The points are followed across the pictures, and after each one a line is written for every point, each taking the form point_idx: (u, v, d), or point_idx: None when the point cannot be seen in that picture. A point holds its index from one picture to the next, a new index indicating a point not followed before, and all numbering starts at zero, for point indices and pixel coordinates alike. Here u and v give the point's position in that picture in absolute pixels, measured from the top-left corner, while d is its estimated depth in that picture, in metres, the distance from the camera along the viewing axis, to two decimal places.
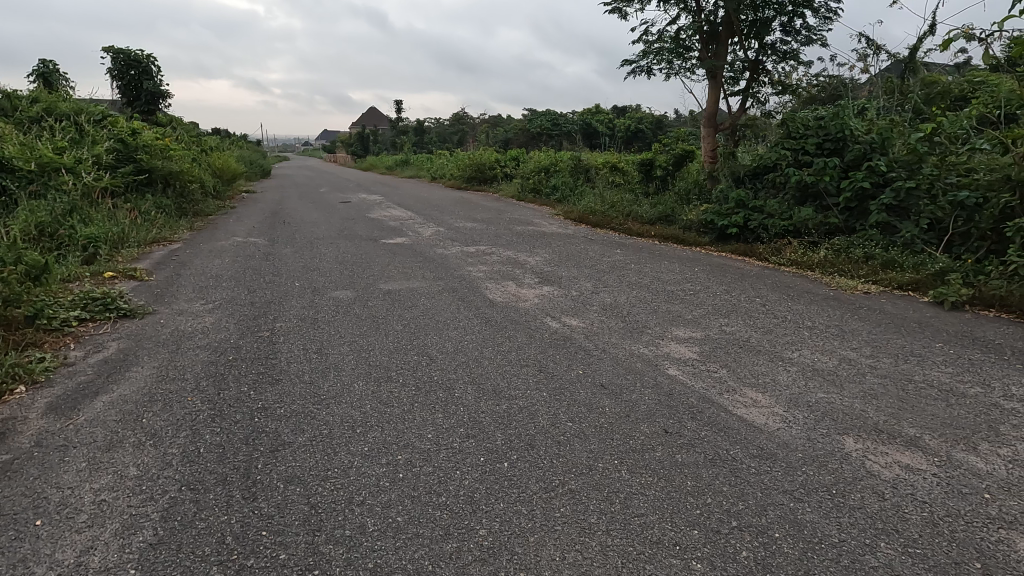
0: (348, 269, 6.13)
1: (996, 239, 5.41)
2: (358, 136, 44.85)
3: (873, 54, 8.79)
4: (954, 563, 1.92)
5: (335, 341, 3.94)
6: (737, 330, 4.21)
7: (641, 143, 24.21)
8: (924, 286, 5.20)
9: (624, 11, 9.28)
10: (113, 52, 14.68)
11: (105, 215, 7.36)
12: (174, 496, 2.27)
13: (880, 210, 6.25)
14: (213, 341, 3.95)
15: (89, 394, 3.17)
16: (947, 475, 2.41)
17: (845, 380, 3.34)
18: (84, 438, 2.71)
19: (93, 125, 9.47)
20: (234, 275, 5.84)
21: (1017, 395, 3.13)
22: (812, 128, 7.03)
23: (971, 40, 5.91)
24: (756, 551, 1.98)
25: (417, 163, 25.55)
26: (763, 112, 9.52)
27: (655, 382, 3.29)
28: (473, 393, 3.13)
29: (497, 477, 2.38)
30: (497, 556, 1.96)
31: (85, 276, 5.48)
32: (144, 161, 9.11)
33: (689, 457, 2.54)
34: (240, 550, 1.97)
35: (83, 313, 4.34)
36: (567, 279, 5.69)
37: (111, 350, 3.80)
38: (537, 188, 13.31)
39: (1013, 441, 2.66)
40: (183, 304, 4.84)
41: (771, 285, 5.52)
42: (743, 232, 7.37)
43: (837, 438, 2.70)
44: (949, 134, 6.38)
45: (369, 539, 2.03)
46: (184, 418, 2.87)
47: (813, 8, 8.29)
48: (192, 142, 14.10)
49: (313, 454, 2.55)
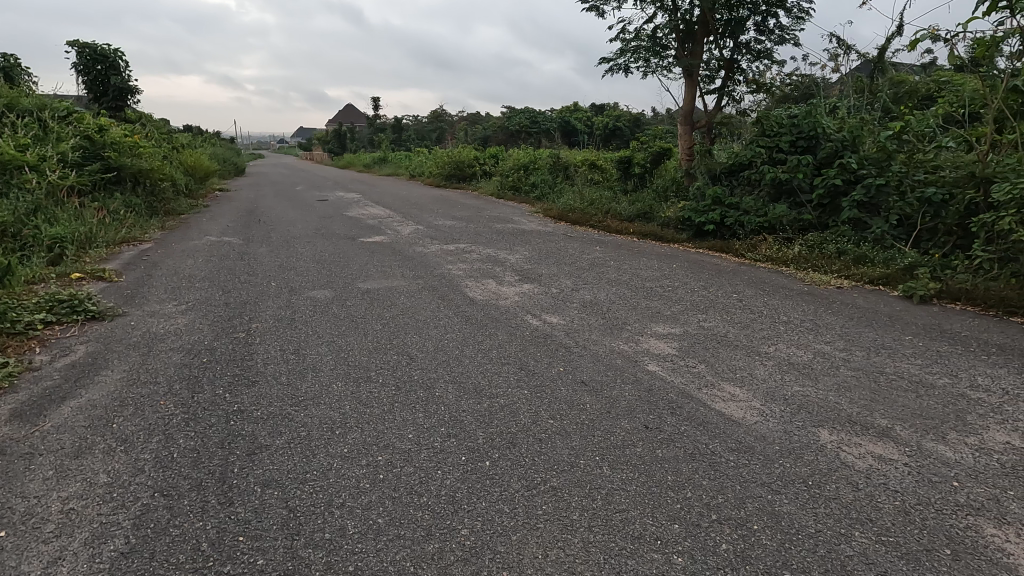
0: (325, 268, 6.06)
1: (961, 234, 5.61)
2: (334, 134, 44.25)
3: (844, 54, 8.99)
4: (925, 550, 1.97)
5: (313, 341, 3.89)
6: (714, 326, 4.26)
7: (619, 141, 24.39)
8: (894, 280, 5.34)
9: (601, 10, 9.32)
10: (77, 45, 14.23)
11: (71, 214, 7.13)
12: (146, 503, 2.21)
13: (851, 206, 6.39)
14: (187, 342, 3.86)
15: (55, 399, 3.07)
16: (918, 464, 2.47)
17: (819, 373, 3.41)
18: (51, 445, 2.62)
19: (58, 121, 9.15)
20: (207, 275, 5.72)
21: (982, 385, 3.24)
22: (786, 127, 7.16)
23: (937, 41, 6.08)
24: (736, 544, 2.00)
25: (395, 161, 25.32)
26: (738, 110, 9.67)
27: (635, 378, 3.31)
28: (454, 392, 3.11)
29: (478, 476, 2.37)
30: (479, 555, 1.95)
31: (51, 277, 5.31)
32: (112, 159, 8.87)
33: (669, 452, 2.56)
34: (217, 557, 1.93)
35: (48, 315, 4.20)
36: (547, 277, 5.70)
37: (78, 353, 3.68)
38: (516, 185, 13.30)
39: (979, 430, 2.75)
40: (155, 305, 4.72)
41: (747, 281, 5.61)
42: (719, 228, 7.47)
43: (813, 430, 2.75)
44: (917, 132, 6.57)
45: (350, 542, 2.00)
46: (157, 422, 2.80)
47: (785, 9, 8.44)
48: (162, 139, 13.76)
49: (292, 456, 2.50)
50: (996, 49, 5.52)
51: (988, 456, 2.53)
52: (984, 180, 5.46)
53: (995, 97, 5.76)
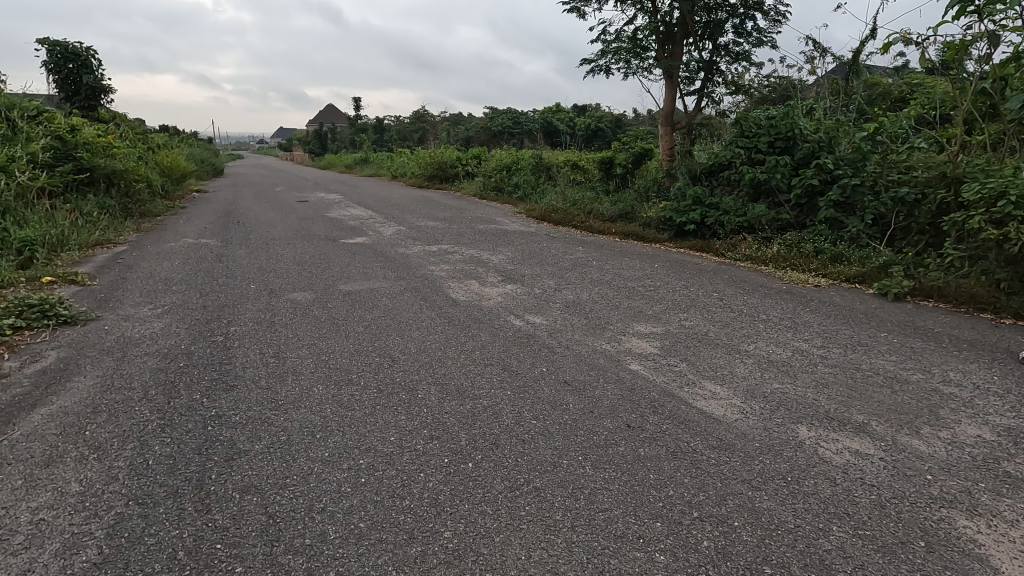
0: (306, 269, 5.99)
1: (933, 233, 5.75)
2: (315, 134, 43.78)
3: (820, 57, 9.13)
4: (900, 543, 2.01)
5: (294, 344, 3.84)
6: (695, 325, 4.30)
7: (601, 142, 24.60)
8: (870, 278, 5.45)
9: (582, 11, 9.35)
10: (48, 43, 13.84)
11: (42, 216, 6.95)
12: (120, 512, 2.15)
13: (828, 205, 6.50)
14: (163, 347, 3.79)
15: (25, 407, 2.98)
16: (893, 459, 2.52)
17: (798, 371, 3.46)
18: (20, 454, 2.54)
19: (28, 121, 8.87)
20: (185, 278, 5.61)
21: (954, 380, 3.32)
22: (764, 127, 7.25)
23: (909, 44, 6.22)
24: (718, 540, 2.02)
25: (377, 161, 25.19)
26: (717, 111, 9.80)
27: (618, 377, 3.33)
28: (437, 394, 3.10)
29: (461, 478, 2.36)
30: (462, 557, 1.94)
31: (21, 281, 5.17)
32: (85, 160, 8.66)
33: (652, 450, 2.58)
34: (194, 565, 1.89)
35: (18, 321, 4.08)
36: (530, 278, 5.71)
37: (49, 359, 3.59)
38: (499, 186, 13.29)
39: (952, 424, 2.81)
40: (130, 309, 4.62)
41: (727, 280, 5.67)
42: (700, 228, 7.55)
43: (792, 427, 2.79)
44: (890, 133, 6.71)
45: (331, 548, 1.98)
46: (132, 429, 2.74)
47: (763, 11, 8.54)
48: (137, 140, 13.47)
49: (272, 462, 2.46)
50: (965, 53, 5.67)
51: (960, 450, 2.59)
52: (955, 180, 5.61)
53: (965, 99, 5.91)
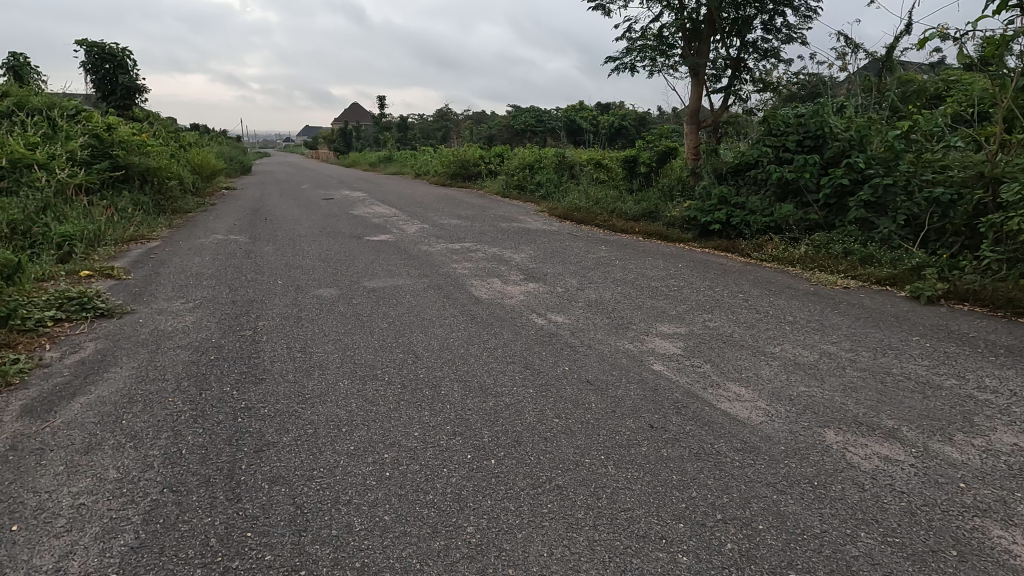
0: (332, 266, 6.07)
1: (969, 235, 5.59)
2: (340, 133, 44.39)
3: (852, 53, 8.94)
4: (931, 551, 1.97)
5: (320, 339, 3.91)
6: (720, 326, 4.26)
7: (624, 140, 24.44)
8: (901, 281, 5.32)
9: (607, 9, 9.30)
10: (86, 44, 14.30)
11: (80, 212, 7.20)
12: (156, 499, 2.23)
13: (858, 206, 6.35)
14: (194, 340, 3.89)
15: (66, 395, 3.10)
16: (924, 465, 2.46)
17: (825, 373, 3.40)
18: (61, 441, 2.65)
19: (67, 120, 9.20)
20: (215, 273, 5.75)
21: (990, 387, 3.22)
22: (792, 126, 7.13)
23: (946, 40, 6.04)
24: (741, 543, 2.01)
25: (401, 159, 25.40)
26: (744, 109, 9.66)
27: (641, 378, 3.32)
28: (460, 391, 3.12)
29: (484, 474, 2.39)
30: (485, 552, 1.96)
31: (60, 275, 5.37)
32: (120, 157, 8.94)
33: (675, 451, 2.56)
34: (225, 552, 1.95)
35: (58, 313, 4.24)
36: (552, 277, 5.69)
37: (87, 351, 3.72)
38: (521, 184, 13.30)
39: (987, 432, 2.73)
40: (163, 303, 4.75)
41: (753, 281, 5.59)
42: (725, 228, 7.43)
43: (819, 431, 2.74)
44: (925, 132, 6.52)
45: (356, 539, 2.02)
46: (166, 418, 2.83)
47: (793, 7, 8.39)
48: (170, 138, 13.82)
49: (299, 454, 2.52)
50: (1006, 48, 5.49)
51: (996, 458, 2.51)
52: (993, 180, 5.45)
53: (1005, 96, 5.72)
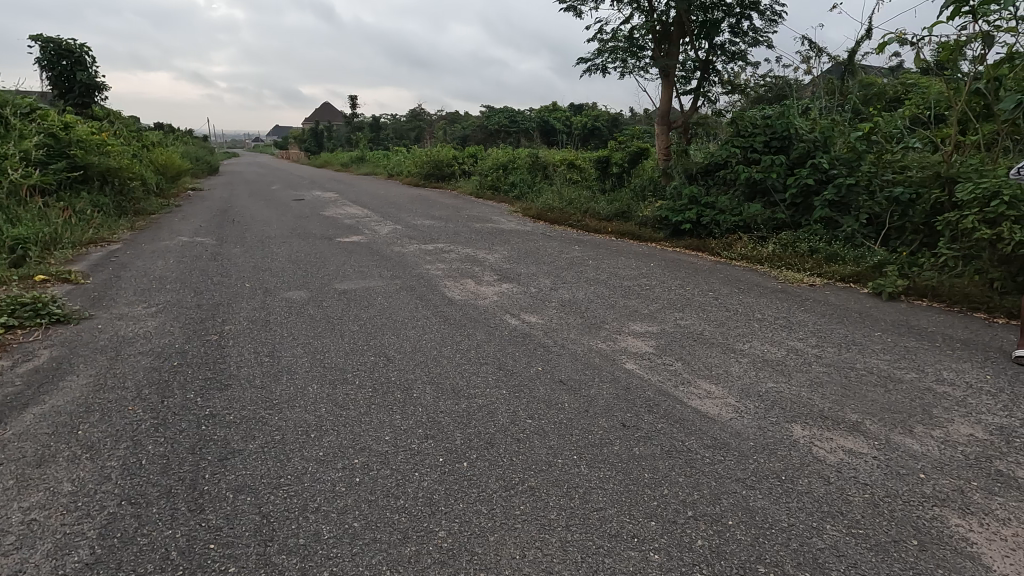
0: (301, 268, 5.95)
1: (928, 232, 5.78)
2: (311, 133, 43.72)
3: (816, 57, 9.15)
4: (893, 541, 2.02)
5: (288, 343, 3.83)
6: (691, 324, 4.31)
7: (597, 140, 24.59)
8: (864, 278, 5.47)
9: (579, 10, 9.36)
10: (41, 40, 13.78)
11: (34, 214, 6.91)
12: (113, 512, 2.14)
13: (823, 205, 6.51)
14: (156, 346, 3.76)
15: (16, 406, 2.96)
16: (886, 457, 2.53)
17: (792, 370, 3.47)
18: (12, 454, 2.52)
19: (20, 118, 8.82)
20: (179, 276, 5.58)
21: (948, 380, 3.33)
22: (760, 127, 7.29)
23: (904, 44, 6.25)
24: (711, 539, 2.03)
25: (374, 160, 25.12)
26: (714, 110, 9.82)
27: (613, 377, 3.33)
28: (432, 394, 3.09)
29: (456, 477, 2.36)
30: (457, 557, 1.94)
31: (13, 280, 5.14)
32: (78, 157, 8.62)
33: (646, 450, 2.58)
34: (186, 565, 1.88)
35: (10, 319, 4.06)
36: (526, 277, 5.69)
37: (42, 358, 3.56)
38: (496, 184, 13.27)
39: (944, 423, 2.82)
40: (123, 308, 4.59)
41: (723, 279, 5.68)
42: (695, 227, 7.54)
43: (786, 426, 2.79)
44: (885, 133, 6.74)
45: (324, 547, 1.97)
46: (125, 428, 2.72)
47: (759, 11, 8.57)
48: (132, 137, 13.39)
49: (266, 462, 2.45)
50: (960, 53, 5.70)
51: (954, 449, 2.60)
52: (949, 179, 5.66)
53: (960, 99, 5.95)
